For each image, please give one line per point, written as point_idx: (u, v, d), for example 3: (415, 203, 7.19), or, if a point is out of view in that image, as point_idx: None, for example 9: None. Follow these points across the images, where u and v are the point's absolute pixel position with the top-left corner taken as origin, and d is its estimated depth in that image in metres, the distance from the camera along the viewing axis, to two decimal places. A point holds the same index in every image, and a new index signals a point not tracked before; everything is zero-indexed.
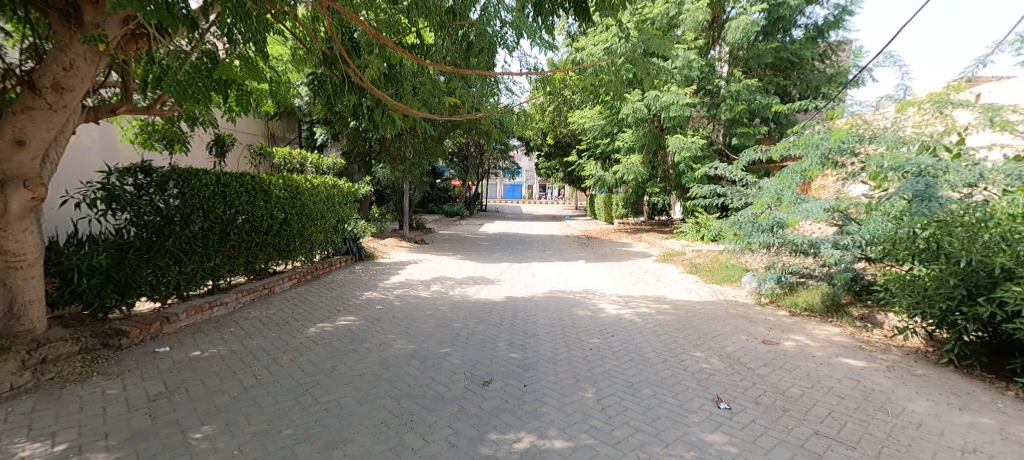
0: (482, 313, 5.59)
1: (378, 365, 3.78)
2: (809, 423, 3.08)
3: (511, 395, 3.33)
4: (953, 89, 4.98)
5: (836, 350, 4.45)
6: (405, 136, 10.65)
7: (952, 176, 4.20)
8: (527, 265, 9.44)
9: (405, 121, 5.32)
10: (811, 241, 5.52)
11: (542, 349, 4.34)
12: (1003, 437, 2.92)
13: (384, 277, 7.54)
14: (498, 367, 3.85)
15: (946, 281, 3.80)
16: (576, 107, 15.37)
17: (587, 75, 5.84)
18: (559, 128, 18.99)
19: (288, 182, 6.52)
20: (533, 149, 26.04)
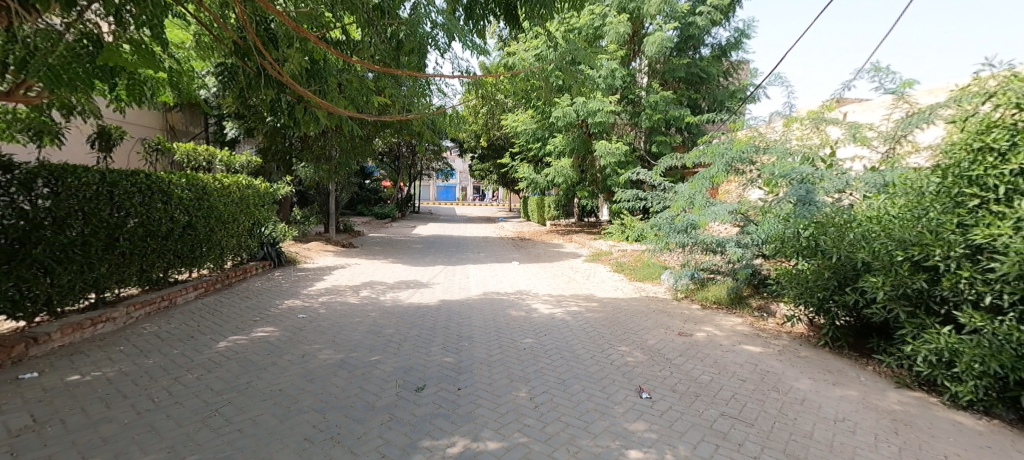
0: (415, 317, 5.58)
1: (301, 378, 3.67)
2: (716, 405, 3.44)
3: (445, 400, 3.39)
4: (826, 108, 5.77)
5: (739, 338, 4.99)
6: (330, 134, 10.22)
7: (826, 183, 4.98)
8: (462, 267, 9.47)
9: (330, 119, 5.17)
10: (718, 240, 6.12)
11: (477, 352, 4.44)
12: (864, 405, 3.44)
13: (308, 284, 7.23)
14: (432, 372, 3.88)
15: (822, 273, 4.33)
16: (508, 110, 15.66)
17: (519, 80, 6.02)
18: (492, 130, 19.29)
19: (193, 183, 6.08)
20: (467, 151, 26.12)
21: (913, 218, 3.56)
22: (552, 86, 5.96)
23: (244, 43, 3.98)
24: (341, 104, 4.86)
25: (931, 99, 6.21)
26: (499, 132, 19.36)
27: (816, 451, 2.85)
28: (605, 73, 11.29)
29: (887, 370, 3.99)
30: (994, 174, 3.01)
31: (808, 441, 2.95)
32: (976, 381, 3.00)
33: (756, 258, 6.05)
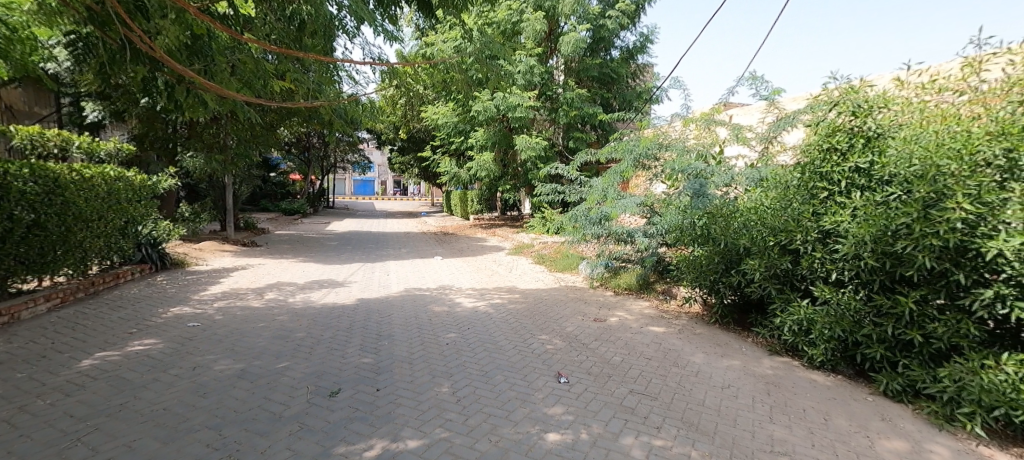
0: (329, 319, 5.38)
1: (192, 393, 3.39)
2: (626, 384, 3.75)
3: (362, 402, 3.33)
4: (716, 111, 6.42)
5: (646, 320, 5.44)
6: (224, 121, 9.32)
7: (715, 178, 5.60)
8: (381, 264, 9.23)
9: (223, 105, 4.78)
10: (628, 230, 6.56)
11: (397, 350, 4.40)
12: (744, 372, 3.93)
13: (199, 289, 6.64)
14: (347, 375, 3.80)
15: (713, 258, 4.87)
16: (428, 102, 15.42)
17: (436, 73, 5.99)
18: (411, 122, 18.92)
19: (40, 174, 5.28)
20: (385, 143, 25.30)
21: (779, 209, 4.11)
22: (470, 79, 5.95)
23: (101, 10, 3.29)
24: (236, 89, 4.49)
25: (794, 106, 7.20)
26: (419, 124, 19.03)
27: (708, 416, 3.22)
28: (524, 69, 11.76)
29: (763, 340, 4.59)
30: (838, 170, 3.57)
31: (701, 409, 3.33)
32: (826, 345, 3.57)
33: (660, 246, 6.60)
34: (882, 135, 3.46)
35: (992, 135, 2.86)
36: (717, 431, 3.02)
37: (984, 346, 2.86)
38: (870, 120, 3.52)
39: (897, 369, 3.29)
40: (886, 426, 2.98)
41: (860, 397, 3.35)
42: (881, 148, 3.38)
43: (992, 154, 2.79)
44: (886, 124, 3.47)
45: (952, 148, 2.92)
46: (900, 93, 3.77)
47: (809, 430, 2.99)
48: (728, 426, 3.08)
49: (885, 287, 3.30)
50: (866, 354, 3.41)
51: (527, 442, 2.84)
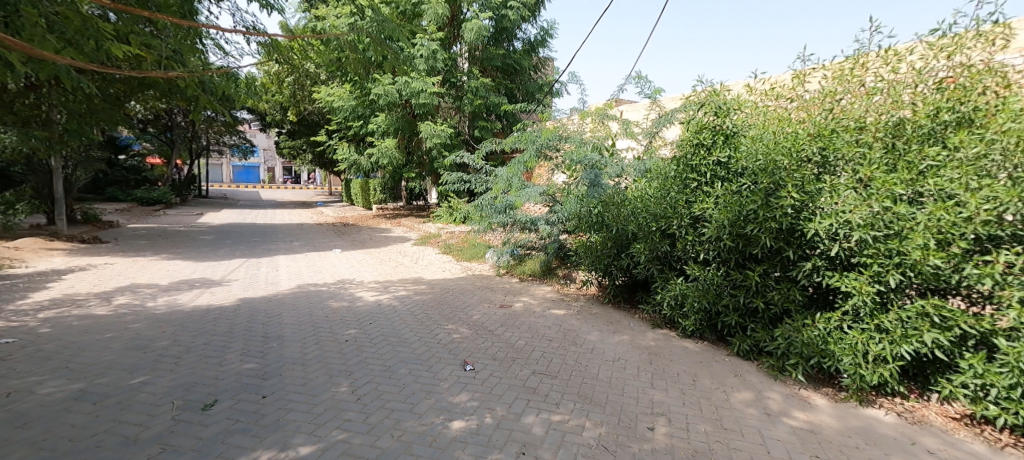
0: (201, 323, 4.89)
1: (13, 424, 2.88)
2: (529, 365, 3.97)
3: (244, 412, 3.11)
4: (609, 106, 6.90)
5: (549, 303, 5.75)
6: (47, 90, 7.89)
7: (609, 169, 6.07)
8: (269, 259, 8.56)
9: (42, 69, 4.02)
10: (531, 219, 6.80)
11: (286, 352, 4.17)
12: (632, 345, 4.36)
13: (16, 298, 5.61)
14: (226, 384, 3.51)
15: (606, 243, 5.27)
16: (323, 82, 14.44)
17: (323, 53, 5.64)
18: (303, 103, 17.73)
19: None
20: (269, 125, 23.13)
21: (660, 197, 4.56)
22: (363, 62, 5.69)
23: None
24: (54, 49, 3.84)
25: (673, 105, 7.98)
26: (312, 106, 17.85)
27: (600, 388, 3.54)
28: (426, 53, 11.59)
29: (648, 315, 5.10)
30: (704, 163, 4.07)
31: (595, 382, 3.64)
32: (696, 316, 4.10)
33: (562, 233, 6.81)
34: (736, 133, 3.99)
35: (812, 137, 3.47)
36: (608, 401, 3.34)
37: (806, 309, 3.49)
38: (729, 120, 4.04)
39: (746, 333, 3.88)
40: (739, 381, 3.53)
41: (721, 358, 3.92)
42: (736, 145, 3.91)
43: (813, 152, 3.39)
44: (740, 124, 4.01)
45: (785, 147, 3.49)
46: (750, 97, 4.38)
47: (682, 391, 3.44)
48: (617, 395, 3.42)
49: (739, 264, 3.84)
50: (725, 323, 3.97)
51: (432, 433, 2.89)
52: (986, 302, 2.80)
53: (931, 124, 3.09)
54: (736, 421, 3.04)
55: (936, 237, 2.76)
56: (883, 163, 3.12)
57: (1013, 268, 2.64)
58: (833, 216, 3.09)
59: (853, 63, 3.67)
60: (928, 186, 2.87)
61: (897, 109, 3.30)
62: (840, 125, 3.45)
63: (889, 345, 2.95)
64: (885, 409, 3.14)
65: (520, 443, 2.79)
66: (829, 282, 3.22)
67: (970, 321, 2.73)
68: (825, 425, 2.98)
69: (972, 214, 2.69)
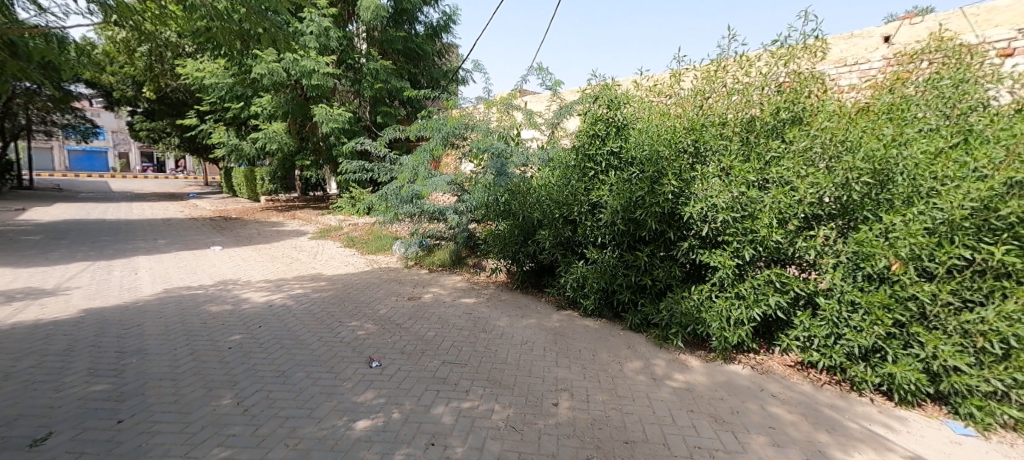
0: (30, 344, 4.18)
1: None
2: (439, 356, 4.00)
3: (92, 442, 2.76)
4: (512, 95, 7.04)
5: (458, 293, 5.80)
6: None
7: (515, 158, 6.24)
8: (127, 262, 7.51)
9: None
10: (439, 208, 6.75)
11: (151, 367, 3.74)
12: (538, 327, 4.58)
13: None
14: (66, 412, 3.07)
15: (514, 231, 5.41)
16: (192, 56, 12.90)
17: (182, 24, 5.00)
18: (163, 78, 15.55)
19: None
20: (118, 104, 19.87)
21: (561, 185, 4.80)
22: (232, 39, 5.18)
23: None
24: None
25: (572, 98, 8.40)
26: (175, 81, 15.76)
27: (509, 371, 3.70)
28: (316, 30, 10.89)
29: (554, 297, 5.38)
30: (599, 153, 4.34)
31: (504, 366, 3.79)
32: (595, 296, 4.42)
33: (470, 222, 6.89)
34: (627, 125, 4.33)
35: (687, 130, 3.89)
36: (516, 382, 3.50)
37: (684, 284, 3.93)
38: (619, 113, 4.35)
39: (637, 308, 4.27)
40: (632, 352, 3.91)
41: (617, 333, 4.29)
42: (626, 136, 4.24)
43: (687, 143, 3.82)
44: (629, 117, 4.35)
45: (665, 139, 3.87)
46: (636, 92, 4.75)
47: (583, 366, 3.73)
48: (525, 376, 3.61)
49: (631, 246, 4.21)
50: (619, 299, 4.33)
51: (334, 436, 2.83)
52: (810, 269, 3.39)
53: (774, 121, 3.65)
54: (630, 388, 3.39)
55: (777, 216, 3.28)
56: (739, 154, 3.62)
57: (829, 241, 3.24)
58: (703, 200, 3.51)
59: (716, 65, 4.17)
60: (772, 174, 3.40)
61: (749, 108, 3.81)
62: (708, 120, 3.92)
63: (745, 309, 3.46)
64: (742, 364, 3.70)
65: (430, 435, 2.84)
66: (700, 259, 3.66)
67: (800, 284, 3.31)
68: (699, 383, 3.45)
69: (801, 197, 3.24)
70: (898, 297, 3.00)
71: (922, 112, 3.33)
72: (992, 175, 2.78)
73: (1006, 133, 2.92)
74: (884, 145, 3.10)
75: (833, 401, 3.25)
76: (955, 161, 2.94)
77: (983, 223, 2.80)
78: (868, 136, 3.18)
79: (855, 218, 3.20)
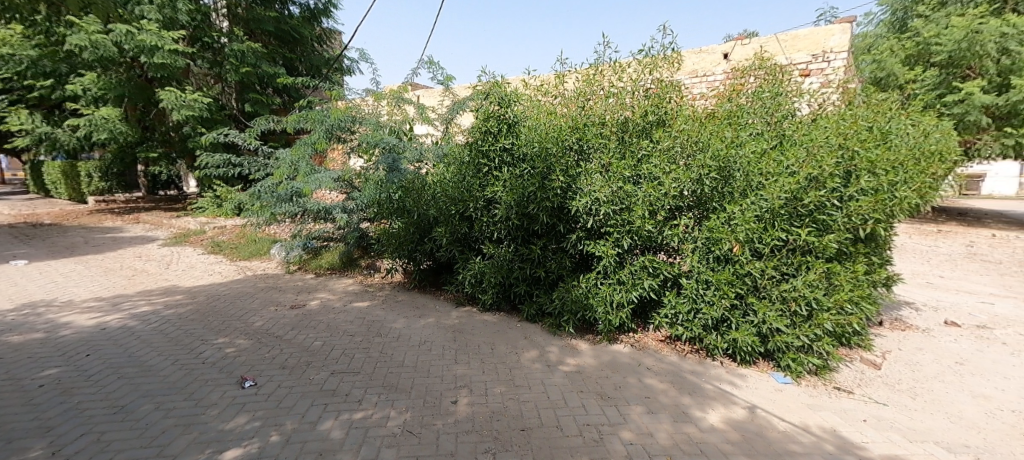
0: None
1: None
2: (328, 366, 3.78)
3: None
4: (403, 88, 6.92)
5: (350, 297, 5.49)
6: None
7: (408, 153, 6.17)
8: None
9: None
10: (325, 207, 6.28)
11: None
12: (437, 326, 4.58)
13: None
14: None
15: (409, 229, 5.26)
16: None
17: None
18: None
19: None
20: None
21: (456, 181, 4.83)
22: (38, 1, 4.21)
23: None
24: None
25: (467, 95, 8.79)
26: None
27: (406, 374, 3.65)
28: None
29: (453, 294, 5.40)
30: (493, 149, 4.47)
31: (400, 369, 3.73)
32: (493, 290, 4.58)
33: (363, 221, 6.48)
34: (517, 123, 4.48)
35: (572, 129, 4.19)
36: (413, 385, 3.48)
37: (574, 273, 4.25)
38: (510, 110, 4.48)
39: (532, 299, 4.53)
40: (528, 342, 4.14)
41: (515, 324, 4.50)
42: (518, 133, 4.42)
43: (572, 141, 4.12)
44: (520, 114, 4.50)
45: (553, 137, 4.13)
46: (525, 91, 4.96)
47: (482, 361, 3.85)
48: (423, 377, 3.60)
49: (524, 240, 4.42)
50: (516, 292, 4.55)
51: None
52: (675, 253, 3.93)
53: (643, 123, 4.13)
54: (526, 377, 3.59)
55: (648, 208, 3.74)
56: (616, 152, 4.02)
57: (688, 228, 3.79)
58: (587, 195, 3.82)
59: (596, 71, 4.56)
60: (643, 170, 3.84)
61: (622, 110, 4.26)
62: (591, 121, 4.25)
63: (624, 292, 3.90)
64: (624, 343, 4.16)
65: (316, 453, 2.69)
66: (586, 249, 4.00)
67: (667, 268, 3.82)
68: (587, 365, 3.79)
69: (666, 191, 3.72)
70: (739, 274, 3.64)
71: (751, 119, 4.08)
72: (799, 171, 3.52)
73: (806, 137, 3.72)
74: (726, 145, 3.72)
75: (694, 367, 3.83)
76: (775, 160, 3.65)
77: (793, 210, 3.54)
78: (714, 138, 3.79)
79: (706, 207, 3.79)
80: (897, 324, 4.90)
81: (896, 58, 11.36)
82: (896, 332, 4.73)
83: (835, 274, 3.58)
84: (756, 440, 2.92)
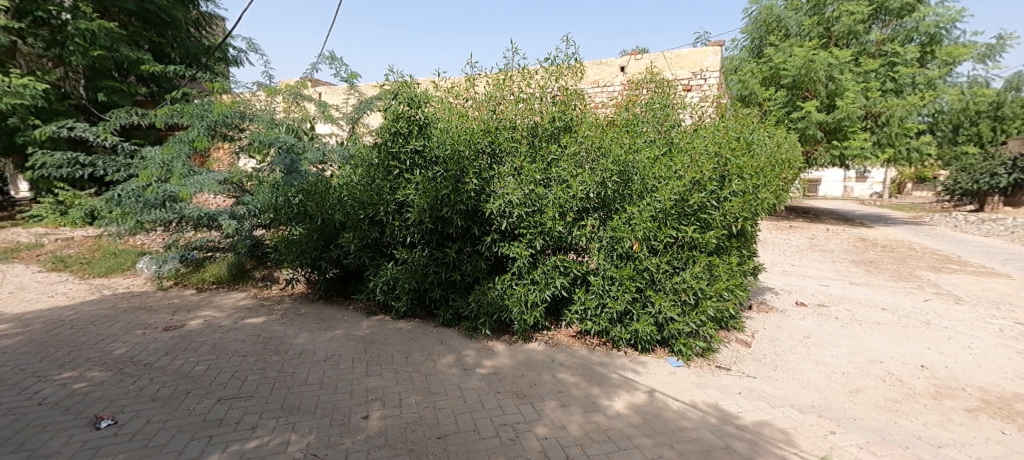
0: None
1: None
2: (213, 393, 3.34)
3: None
4: (301, 84, 6.49)
5: (240, 313, 4.90)
6: None
7: (308, 154, 5.81)
8: None
9: None
10: (207, 213, 5.54)
11: None
12: (345, 338, 4.31)
13: None
14: None
15: (312, 235, 4.87)
16: None
17: None
18: None
19: None
20: None
21: (364, 184, 4.60)
22: None
23: None
24: None
25: (372, 95, 8.78)
26: None
27: (310, 393, 3.37)
28: None
29: (363, 304, 5.12)
30: (403, 151, 4.34)
31: (303, 388, 3.43)
32: (407, 296, 4.46)
33: (256, 228, 5.89)
34: (428, 124, 4.40)
35: (483, 132, 4.23)
36: (318, 404, 3.22)
37: (489, 275, 4.30)
38: (421, 111, 4.38)
39: (448, 304, 4.48)
40: (444, 348, 4.09)
41: (430, 330, 4.41)
42: (429, 135, 4.35)
43: (485, 145, 4.17)
44: (431, 116, 4.43)
45: (465, 140, 4.14)
46: (435, 92, 4.90)
47: (395, 371, 3.70)
48: (329, 394, 3.35)
49: (438, 244, 4.37)
50: (431, 297, 4.47)
51: None
52: (583, 252, 4.16)
53: (551, 129, 4.31)
54: (442, 384, 3.53)
55: (558, 210, 3.91)
56: (527, 156, 4.15)
57: (595, 228, 4.05)
58: (500, 197, 3.89)
59: (506, 77, 4.67)
60: (553, 174, 4.02)
61: (532, 115, 4.39)
62: (502, 125, 4.33)
63: (538, 291, 4.04)
64: (538, 341, 4.30)
65: None
66: (501, 251, 4.07)
67: (576, 267, 4.03)
68: (503, 366, 3.84)
69: (574, 193, 3.93)
70: (638, 269, 3.97)
71: (645, 128, 4.49)
72: (685, 175, 3.95)
73: (690, 145, 4.19)
74: (625, 151, 4.04)
75: (601, 358, 4.09)
76: (665, 165, 4.05)
77: (681, 211, 3.96)
78: (615, 144, 4.10)
79: (609, 208, 4.08)
80: (762, 307, 5.73)
81: (756, 80, 13.41)
82: (761, 314, 5.54)
83: (715, 266, 4.07)
84: (655, 421, 3.20)
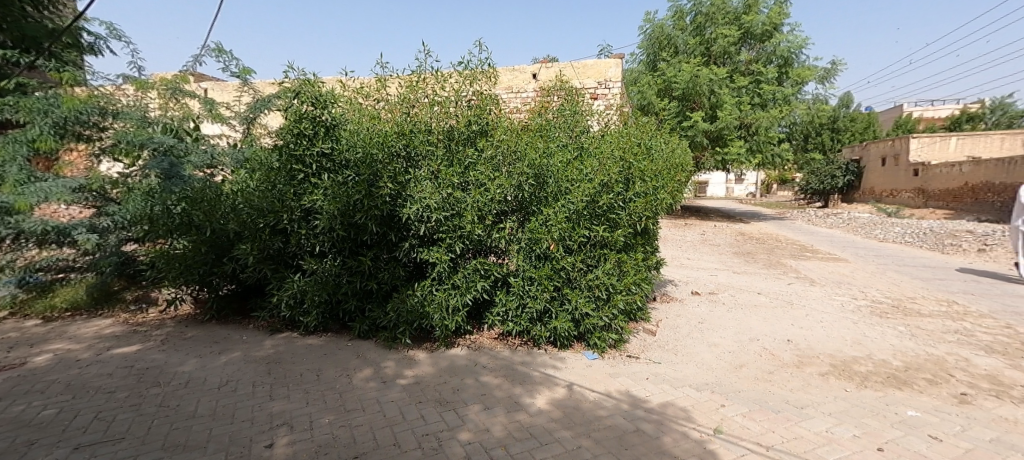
0: None
1: None
2: (68, 441, 2.75)
3: None
4: (181, 79, 5.81)
5: (106, 343, 4.13)
6: None
7: (192, 157, 5.27)
8: None
9: None
10: (54, 227, 4.63)
11: None
12: (243, 361, 3.84)
13: None
14: None
15: (199, 248, 4.30)
16: None
17: None
18: None
19: None
20: None
21: (264, 190, 4.18)
22: None
23: None
24: None
25: (270, 93, 8.10)
26: None
27: (200, 427, 2.93)
28: None
29: (265, 321, 4.63)
30: (308, 153, 4.02)
31: (192, 422, 2.98)
32: (318, 309, 4.13)
33: (125, 243, 5.14)
34: (336, 126, 4.13)
35: (397, 135, 4.07)
36: (211, 438, 2.81)
37: (408, 282, 4.13)
38: (327, 112, 4.09)
39: (363, 315, 4.23)
40: (360, 361, 3.84)
41: (344, 345, 4.12)
42: (337, 137, 4.08)
43: (399, 148, 4.02)
44: (339, 117, 4.15)
45: (378, 142, 3.96)
46: (343, 92, 4.60)
47: (305, 391, 3.38)
48: (225, 425, 2.95)
49: (350, 252, 4.10)
50: (345, 309, 4.19)
51: None
52: (503, 255, 4.18)
53: (467, 132, 4.28)
54: (359, 400, 3.31)
55: (477, 213, 3.90)
56: (443, 159, 4.08)
57: (513, 230, 4.10)
58: (418, 201, 3.77)
59: (419, 79, 4.54)
60: (471, 177, 4.00)
61: (448, 118, 4.31)
62: (417, 127, 4.21)
63: (459, 296, 3.98)
64: (461, 346, 4.24)
65: None
66: (420, 256, 3.94)
67: (496, 269, 4.04)
68: (425, 375, 3.71)
69: (492, 197, 3.95)
70: (555, 269, 4.10)
71: (557, 133, 4.66)
72: (595, 178, 4.16)
73: (598, 150, 4.43)
74: (539, 155, 4.16)
75: (523, 358, 4.14)
76: (577, 168, 4.23)
77: (593, 211, 4.17)
78: (530, 148, 4.20)
79: (527, 211, 4.17)
80: (664, 297, 6.27)
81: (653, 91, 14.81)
82: (664, 304, 6.05)
83: (624, 262, 4.34)
84: (575, 413, 3.30)
